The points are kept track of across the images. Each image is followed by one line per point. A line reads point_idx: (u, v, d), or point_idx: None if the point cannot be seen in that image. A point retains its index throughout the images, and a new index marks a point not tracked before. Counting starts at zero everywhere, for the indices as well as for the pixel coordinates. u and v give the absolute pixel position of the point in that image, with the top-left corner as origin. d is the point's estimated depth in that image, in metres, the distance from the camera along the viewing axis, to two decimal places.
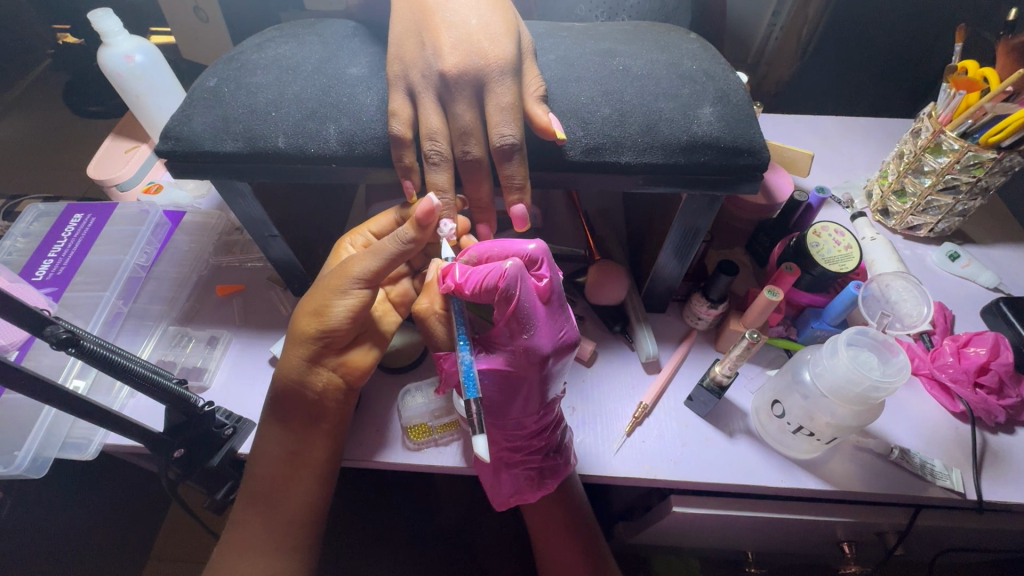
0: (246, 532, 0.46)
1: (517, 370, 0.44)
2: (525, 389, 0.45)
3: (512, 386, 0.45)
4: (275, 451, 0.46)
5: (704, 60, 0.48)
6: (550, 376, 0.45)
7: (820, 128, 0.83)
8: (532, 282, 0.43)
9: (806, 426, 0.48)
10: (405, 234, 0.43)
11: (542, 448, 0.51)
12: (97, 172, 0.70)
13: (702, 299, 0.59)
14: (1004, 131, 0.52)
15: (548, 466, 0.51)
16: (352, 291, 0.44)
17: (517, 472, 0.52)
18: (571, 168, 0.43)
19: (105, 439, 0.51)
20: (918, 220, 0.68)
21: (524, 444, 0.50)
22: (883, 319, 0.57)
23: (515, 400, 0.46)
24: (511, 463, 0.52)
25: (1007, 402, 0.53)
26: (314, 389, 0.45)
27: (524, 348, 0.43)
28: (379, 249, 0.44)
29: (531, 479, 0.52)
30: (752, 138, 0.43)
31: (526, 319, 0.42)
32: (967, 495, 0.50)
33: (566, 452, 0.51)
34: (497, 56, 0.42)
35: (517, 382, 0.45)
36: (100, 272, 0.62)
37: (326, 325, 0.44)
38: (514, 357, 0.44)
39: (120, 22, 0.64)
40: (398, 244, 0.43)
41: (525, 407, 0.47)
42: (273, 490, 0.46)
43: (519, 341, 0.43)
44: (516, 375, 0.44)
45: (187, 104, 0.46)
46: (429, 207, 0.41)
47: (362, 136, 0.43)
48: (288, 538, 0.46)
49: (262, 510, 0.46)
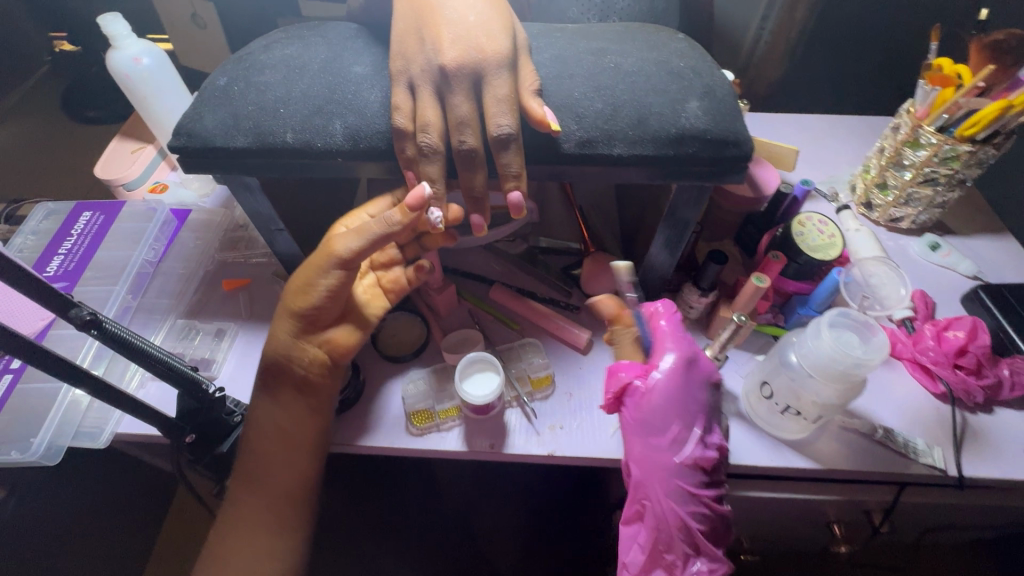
0: (243, 512, 0.48)
1: (688, 390, 0.49)
2: (695, 407, 0.48)
3: (680, 401, 0.48)
4: (269, 427, 0.48)
5: (691, 58, 0.50)
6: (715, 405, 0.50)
7: (806, 126, 0.86)
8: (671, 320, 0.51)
9: (793, 405, 0.51)
10: (393, 219, 0.44)
11: (698, 511, 0.47)
12: (105, 171, 0.72)
13: (693, 288, 0.61)
14: (978, 124, 0.56)
15: (700, 540, 0.46)
16: (336, 272, 0.46)
17: (664, 543, 0.47)
18: (566, 160, 0.45)
19: (118, 427, 0.52)
20: (899, 212, 0.71)
21: (681, 500, 0.47)
22: (863, 301, 0.62)
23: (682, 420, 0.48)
24: (658, 529, 0.47)
25: (985, 382, 0.55)
26: (301, 364, 0.48)
27: (691, 370, 0.49)
28: (364, 230, 0.45)
29: (682, 554, 0.46)
30: (738, 131, 0.45)
31: (688, 349, 0.50)
32: (948, 471, 0.52)
33: (719, 528, 0.47)
34: (494, 51, 0.45)
35: (683, 398, 0.48)
36: (110, 268, 0.64)
37: (310, 304, 0.47)
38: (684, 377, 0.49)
39: (128, 25, 0.66)
40: (384, 225, 0.45)
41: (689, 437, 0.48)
42: (266, 467, 0.48)
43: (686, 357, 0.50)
44: (689, 394, 0.49)
45: (197, 102, 0.48)
46: (420, 196, 0.43)
47: (367, 131, 0.45)
48: (283, 515, 0.48)
49: (256, 488, 0.48)
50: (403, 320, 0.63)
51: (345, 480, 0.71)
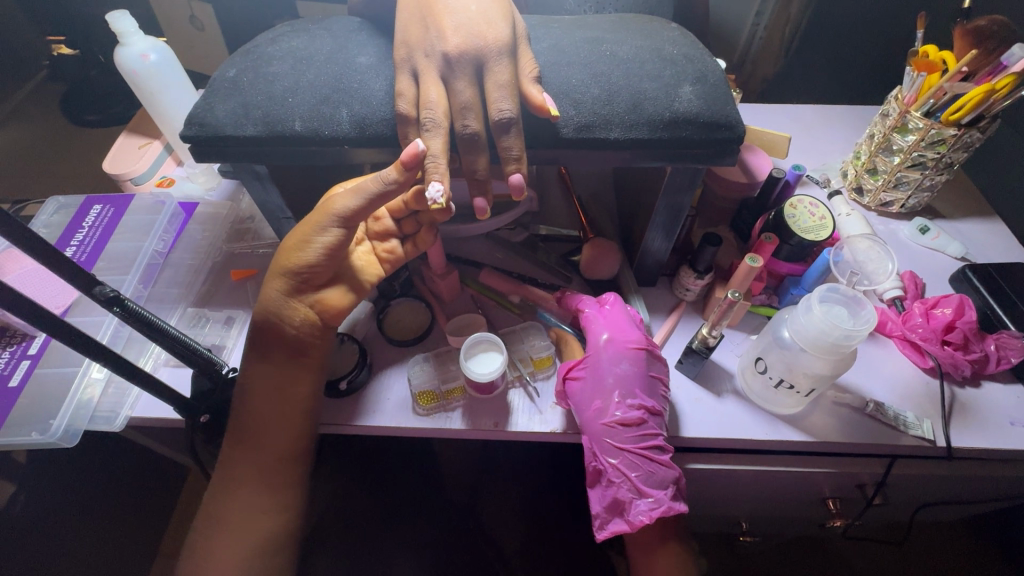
0: (240, 471, 0.49)
1: (615, 355, 0.53)
2: (624, 368, 0.52)
3: (595, 376, 0.52)
4: (262, 387, 0.49)
5: (684, 45, 0.52)
6: (639, 372, 0.52)
7: (799, 115, 0.88)
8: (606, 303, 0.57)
9: (787, 378, 0.52)
10: (391, 176, 0.44)
11: (637, 459, 0.49)
12: (113, 166, 0.74)
13: (689, 271, 0.62)
14: (964, 108, 0.58)
15: (642, 485, 0.48)
16: (330, 228, 0.47)
17: (613, 489, 0.49)
18: (565, 144, 0.47)
19: (133, 411, 0.54)
20: (889, 197, 0.72)
21: (616, 447, 0.50)
22: (852, 278, 0.64)
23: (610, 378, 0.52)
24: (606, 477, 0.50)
25: (972, 356, 0.57)
26: (292, 323, 0.49)
27: (616, 340, 0.54)
28: (361, 188, 0.46)
29: (624, 497, 0.48)
30: (729, 114, 0.47)
31: (616, 325, 0.55)
32: (937, 442, 0.54)
33: (663, 476, 0.49)
34: (495, 39, 0.46)
35: (597, 374, 0.53)
36: (121, 258, 0.66)
37: (304, 261, 0.48)
38: (608, 346, 0.54)
39: (135, 22, 0.67)
40: (381, 183, 0.45)
41: (607, 402, 0.51)
42: (261, 427, 0.49)
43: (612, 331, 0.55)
44: (616, 358, 0.53)
45: (208, 92, 0.50)
46: (412, 152, 0.41)
47: (373, 118, 0.47)
48: (275, 472, 0.50)
49: (248, 448, 0.49)
50: (408, 306, 0.65)
51: (351, 468, 0.72)
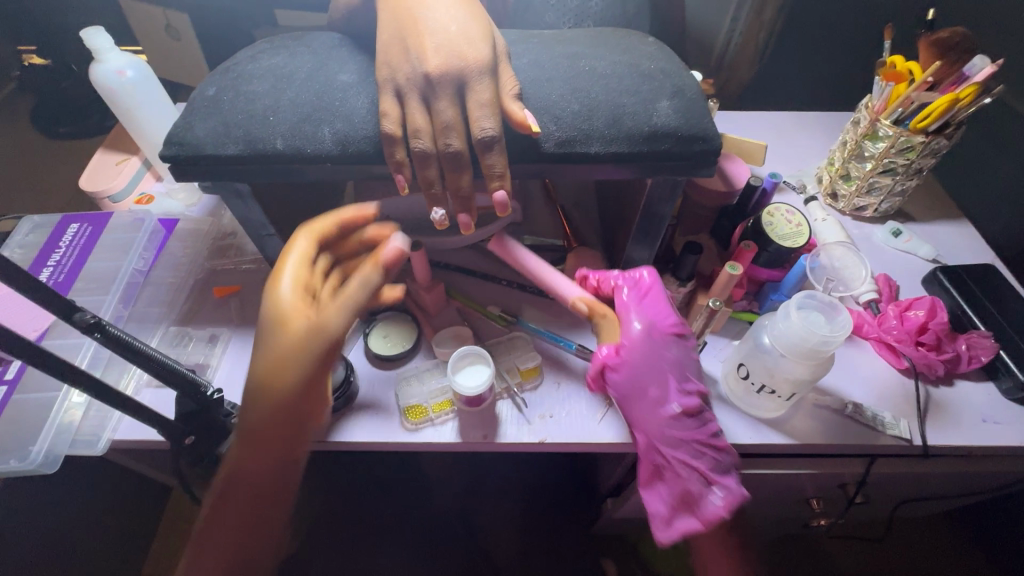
0: (224, 523, 0.43)
1: (657, 341, 0.54)
2: (668, 355, 0.54)
3: (643, 366, 0.53)
4: (271, 436, 0.44)
5: (661, 60, 0.53)
6: (683, 359, 0.54)
7: (774, 122, 0.90)
8: (635, 285, 0.58)
9: (768, 383, 0.54)
10: (372, 279, 0.49)
11: (702, 454, 0.51)
12: (90, 184, 0.73)
13: (671, 279, 0.63)
14: (930, 116, 0.60)
15: (709, 479, 0.50)
16: (322, 348, 0.45)
17: (679, 487, 0.51)
18: (547, 159, 0.48)
19: (115, 434, 0.53)
20: (863, 201, 0.74)
21: (681, 446, 0.51)
22: (828, 283, 0.66)
23: (660, 368, 0.53)
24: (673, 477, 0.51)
25: (945, 357, 0.59)
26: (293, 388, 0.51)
27: (655, 323, 0.55)
28: (349, 296, 0.48)
29: (693, 492, 0.50)
30: (706, 127, 0.48)
31: (653, 304, 0.57)
32: (914, 441, 0.55)
33: (727, 465, 0.51)
34: (475, 58, 0.47)
35: (644, 362, 0.53)
36: (100, 278, 0.65)
37: (284, 376, 0.44)
38: (649, 331, 0.55)
39: (111, 39, 0.67)
40: (366, 291, 0.49)
41: (664, 393, 0.52)
42: (254, 473, 0.44)
43: (650, 313, 0.56)
44: (658, 344, 0.54)
45: (188, 112, 0.50)
46: (398, 253, 0.50)
47: (355, 136, 0.47)
48: (263, 527, 0.44)
49: (238, 498, 0.43)
50: (395, 319, 0.65)
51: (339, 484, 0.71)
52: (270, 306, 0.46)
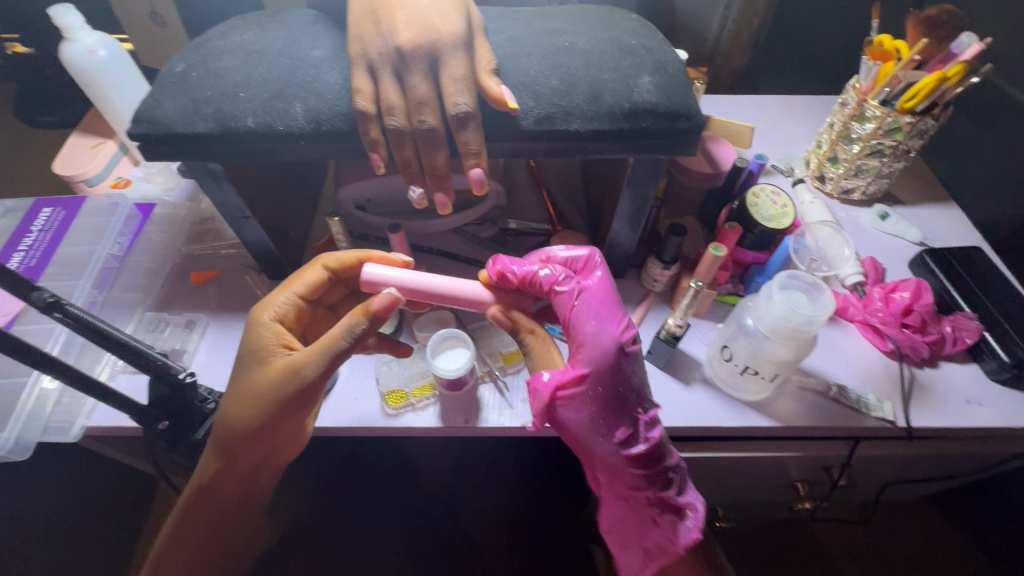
0: (206, 499, 0.52)
1: (602, 369, 0.45)
2: (618, 383, 0.46)
3: (591, 400, 0.46)
4: (257, 444, 0.49)
5: (643, 36, 0.52)
6: (636, 381, 0.47)
7: (763, 106, 0.89)
8: (572, 289, 0.48)
9: (751, 365, 0.53)
10: (357, 325, 0.46)
11: (663, 485, 0.48)
12: (64, 168, 0.71)
13: (656, 262, 0.63)
14: (918, 96, 0.60)
15: (672, 506, 0.49)
16: (296, 388, 0.47)
17: (643, 517, 0.50)
18: (526, 137, 0.47)
19: (89, 421, 0.52)
20: (850, 184, 0.74)
21: (641, 481, 0.48)
22: (811, 264, 0.65)
23: (612, 402, 0.46)
24: (636, 507, 0.50)
25: (929, 338, 0.58)
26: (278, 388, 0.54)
27: (597, 345, 0.45)
28: (330, 346, 0.46)
29: (659, 523, 0.49)
30: (688, 104, 0.47)
31: (592, 313, 0.46)
32: (897, 422, 0.55)
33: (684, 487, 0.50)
34: (448, 32, 0.46)
35: (607, 394, 0.46)
36: (74, 263, 0.64)
37: (255, 413, 0.47)
38: (592, 358, 0.45)
39: (81, 17, 0.65)
40: (349, 337, 0.46)
41: (628, 434, 0.47)
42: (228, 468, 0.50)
43: (588, 329, 0.46)
44: (604, 373, 0.45)
45: (156, 89, 0.48)
46: (389, 302, 0.45)
47: (328, 113, 0.46)
48: (257, 480, 0.53)
49: (213, 483, 0.51)
50: None
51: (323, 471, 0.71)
52: (250, 349, 0.49)
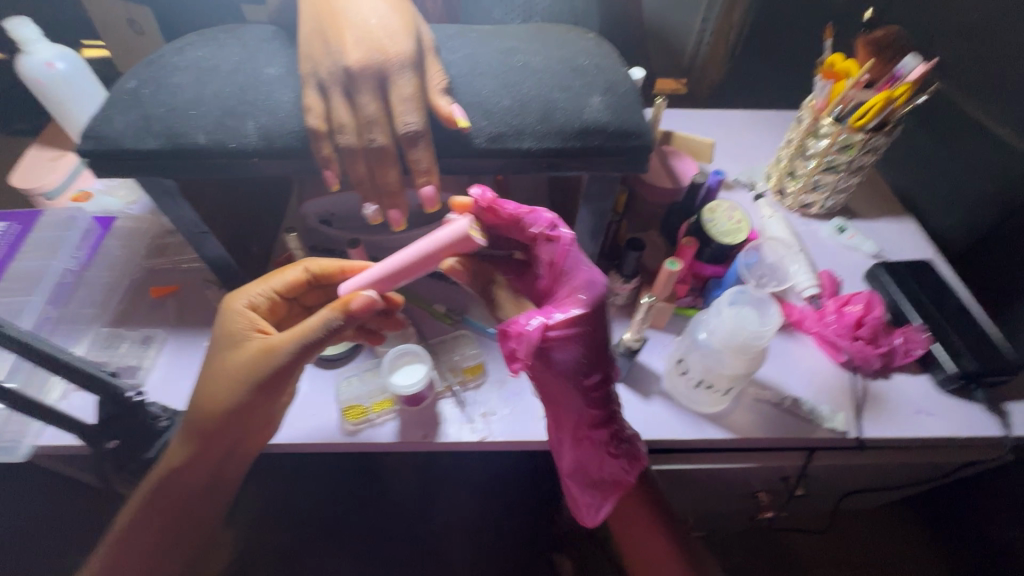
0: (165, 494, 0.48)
1: (592, 315, 0.46)
2: (601, 328, 0.47)
3: (581, 346, 0.46)
4: (222, 435, 0.47)
5: (596, 56, 0.53)
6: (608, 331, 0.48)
7: (728, 121, 0.91)
8: (558, 241, 0.48)
9: (705, 378, 0.54)
10: (335, 319, 0.44)
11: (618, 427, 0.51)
12: (22, 181, 0.70)
13: (617, 276, 0.64)
14: (869, 112, 0.61)
15: (626, 448, 0.52)
16: (265, 375, 0.45)
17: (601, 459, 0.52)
18: (478, 154, 0.47)
19: (37, 440, 0.51)
20: (809, 199, 0.75)
21: (603, 422, 0.50)
22: (761, 278, 0.64)
23: (596, 345, 0.47)
24: (595, 451, 0.51)
25: (881, 350, 0.60)
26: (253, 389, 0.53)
27: (588, 290, 0.46)
28: (304, 334, 0.44)
29: (616, 465, 0.52)
30: (637, 123, 0.48)
31: (577, 261, 0.47)
32: (849, 433, 0.56)
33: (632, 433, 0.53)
34: (396, 53, 0.46)
35: (594, 335, 0.47)
36: (28, 278, 0.63)
37: (228, 399, 0.45)
38: (586, 302, 0.46)
39: (39, 30, 0.64)
40: (326, 330, 0.44)
41: (604, 375, 0.48)
42: (198, 456, 0.47)
43: (576, 277, 0.47)
44: (594, 318, 0.46)
45: (106, 105, 0.48)
46: (370, 302, 0.44)
47: (280, 130, 0.46)
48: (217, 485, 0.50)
49: (182, 473, 0.47)
50: None
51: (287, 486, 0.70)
52: (225, 335, 0.48)
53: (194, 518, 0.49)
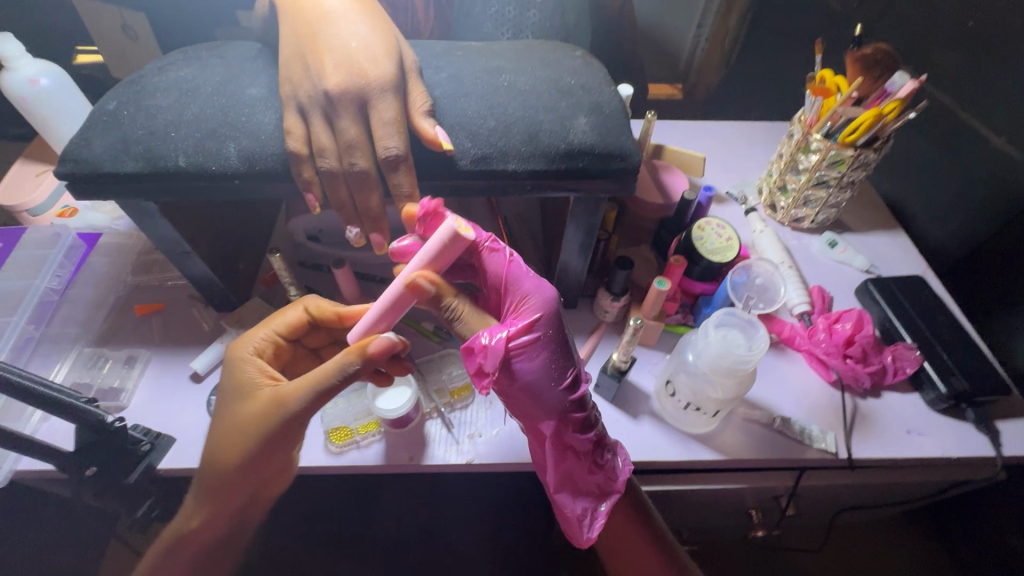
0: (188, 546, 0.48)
1: (551, 322, 0.45)
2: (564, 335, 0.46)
3: (546, 355, 0.45)
4: (240, 482, 0.47)
5: (583, 75, 0.52)
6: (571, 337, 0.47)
7: (721, 133, 0.91)
8: (499, 256, 0.46)
9: (693, 401, 0.53)
10: (350, 364, 0.44)
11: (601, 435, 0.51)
12: (6, 197, 0.69)
13: (606, 293, 0.63)
14: (859, 130, 0.61)
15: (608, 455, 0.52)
16: (280, 421, 0.45)
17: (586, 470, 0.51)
18: (462, 177, 0.47)
19: (16, 466, 0.50)
20: (800, 213, 0.75)
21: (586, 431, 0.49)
22: (748, 301, 0.63)
23: (562, 353, 0.46)
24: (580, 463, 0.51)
25: (871, 369, 0.59)
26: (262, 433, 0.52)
27: (542, 299, 0.45)
28: (316, 381, 0.44)
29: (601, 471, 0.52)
30: (623, 145, 0.48)
31: (523, 273, 0.46)
32: (839, 454, 0.56)
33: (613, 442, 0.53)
34: (378, 75, 0.46)
35: (560, 340, 0.46)
36: (10, 297, 0.62)
37: (241, 450, 0.45)
38: (542, 308, 0.45)
39: (22, 46, 0.63)
40: (341, 375, 0.44)
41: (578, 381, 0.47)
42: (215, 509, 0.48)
43: (524, 288, 0.46)
44: (554, 326, 0.45)
45: (85, 127, 0.47)
46: (388, 345, 0.43)
47: (260, 153, 0.45)
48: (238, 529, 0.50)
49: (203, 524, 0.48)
50: None
51: None
52: (235, 384, 0.48)
53: (218, 557, 0.50)
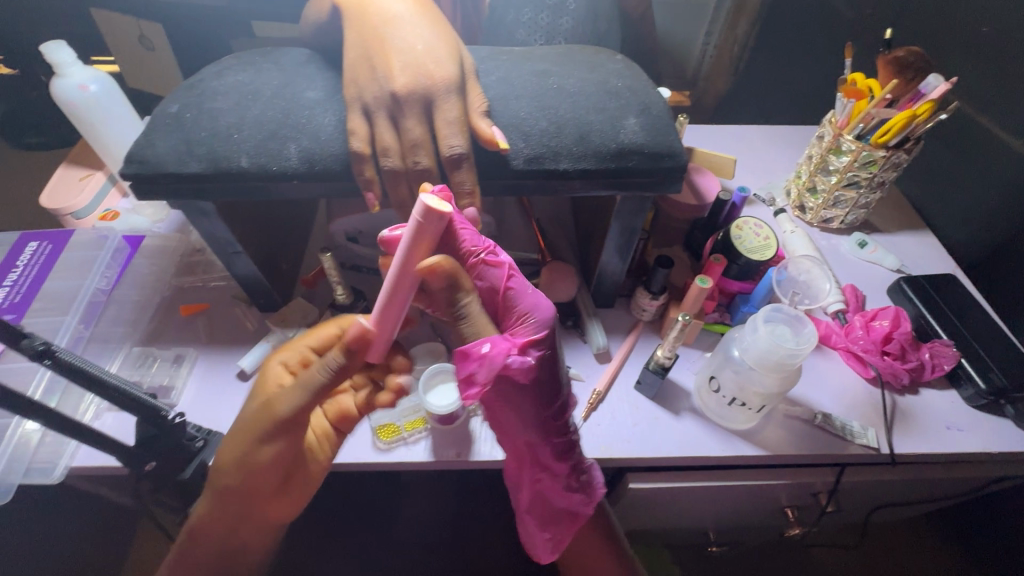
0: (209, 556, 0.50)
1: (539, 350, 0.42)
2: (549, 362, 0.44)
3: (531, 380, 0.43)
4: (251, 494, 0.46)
5: (628, 78, 0.54)
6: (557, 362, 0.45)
7: (745, 137, 0.92)
8: (495, 270, 0.41)
9: (738, 396, 0.54)
10: (335, 360, 0.41)
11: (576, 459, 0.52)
12: (51, 200, 0.70)
13: (644, 292, 0.64)
14: (889, 132, 0.62)
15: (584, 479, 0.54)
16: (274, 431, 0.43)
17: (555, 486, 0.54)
18: (517, 176, 0.48)
19: (72, 461, 0.51)
20: (830, 214, 0.76)
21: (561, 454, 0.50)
22: (794, 297, 0.67)
23: (545, 378, 0.44)
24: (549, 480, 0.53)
25: (909, 365, 0.60)
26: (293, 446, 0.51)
27: (534, 326, 0.41)
28: (307, 380, 0.42)
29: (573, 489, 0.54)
30: (671, 144, 0.49)
31: (518, 294, 0.41)
32: (881, 449, 0.56)
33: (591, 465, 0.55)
34: (441, 76, 0.47)
35: (545, 366, 0.43)
36: (60, 297, 0.63)
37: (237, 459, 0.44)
38: (533, 337, 0.41)
39: (73, 52, 0.65)
40: (326, 372, 0.41)
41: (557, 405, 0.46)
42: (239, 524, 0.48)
43: (516, 311, 0.41)
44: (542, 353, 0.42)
45: (149, 129, 0.48)
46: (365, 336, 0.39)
47: (322, 153, 0.47)
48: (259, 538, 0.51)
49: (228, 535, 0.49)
50: None
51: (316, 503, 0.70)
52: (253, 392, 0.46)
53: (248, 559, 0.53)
